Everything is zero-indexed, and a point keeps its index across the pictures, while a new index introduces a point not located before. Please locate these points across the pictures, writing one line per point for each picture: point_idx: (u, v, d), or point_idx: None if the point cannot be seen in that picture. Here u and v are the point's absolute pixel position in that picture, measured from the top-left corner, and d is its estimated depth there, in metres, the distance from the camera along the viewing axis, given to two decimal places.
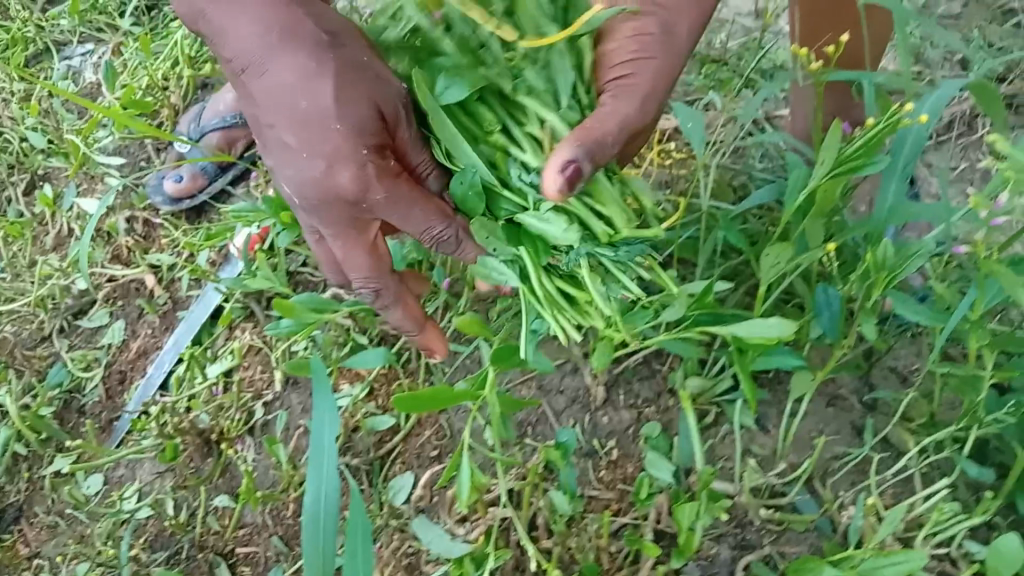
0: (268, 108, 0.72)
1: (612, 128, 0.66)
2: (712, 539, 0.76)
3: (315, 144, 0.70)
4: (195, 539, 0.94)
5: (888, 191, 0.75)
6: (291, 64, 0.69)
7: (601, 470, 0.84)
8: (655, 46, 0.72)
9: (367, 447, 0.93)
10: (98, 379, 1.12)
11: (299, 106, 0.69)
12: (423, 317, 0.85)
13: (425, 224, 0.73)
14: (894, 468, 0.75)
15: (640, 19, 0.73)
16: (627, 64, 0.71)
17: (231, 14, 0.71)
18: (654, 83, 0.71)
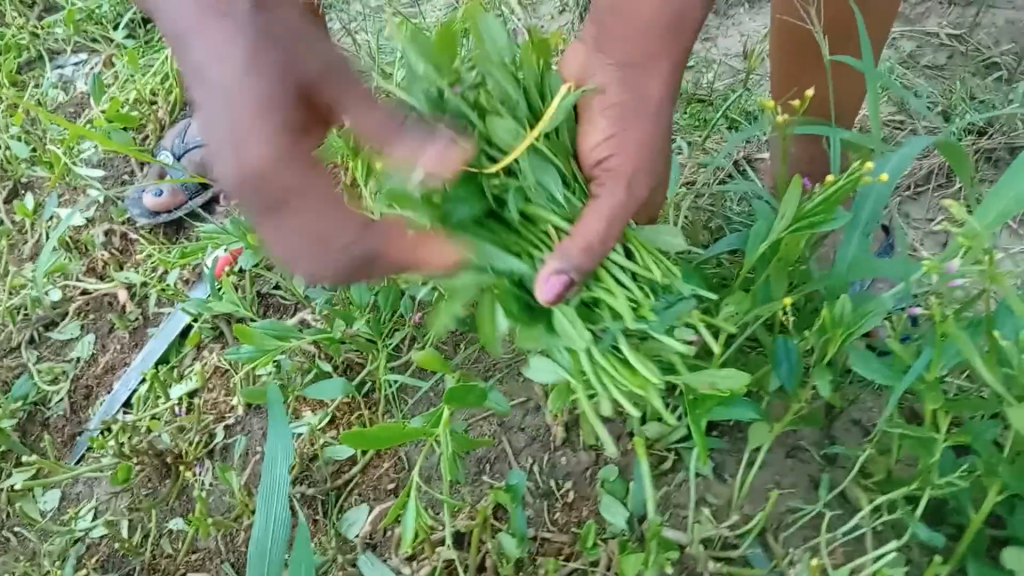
0: (193, 84, 0.61)
1: (602, 222, 0.69)
2: None
3: (230, 121, 0.58)
4: (146, 561, 0.93)
5: (850, 245, 0.75)
6: (216, 34, 0.60)
7: (555, 512, 0.83)
8: (627, 114, 0.72)
9: (324, 476, 0.92)
10: (64, 393, 1.11)
11: (218, 78, 0.59)
12: (363, 269, 0.62)
13: (350, 224, 0.60)
14: (846, 526, 0.74)
15: (612, 87, 0.73)
16: (605, 145, 0.72)
17: None
18: (635, 158, 0.72)
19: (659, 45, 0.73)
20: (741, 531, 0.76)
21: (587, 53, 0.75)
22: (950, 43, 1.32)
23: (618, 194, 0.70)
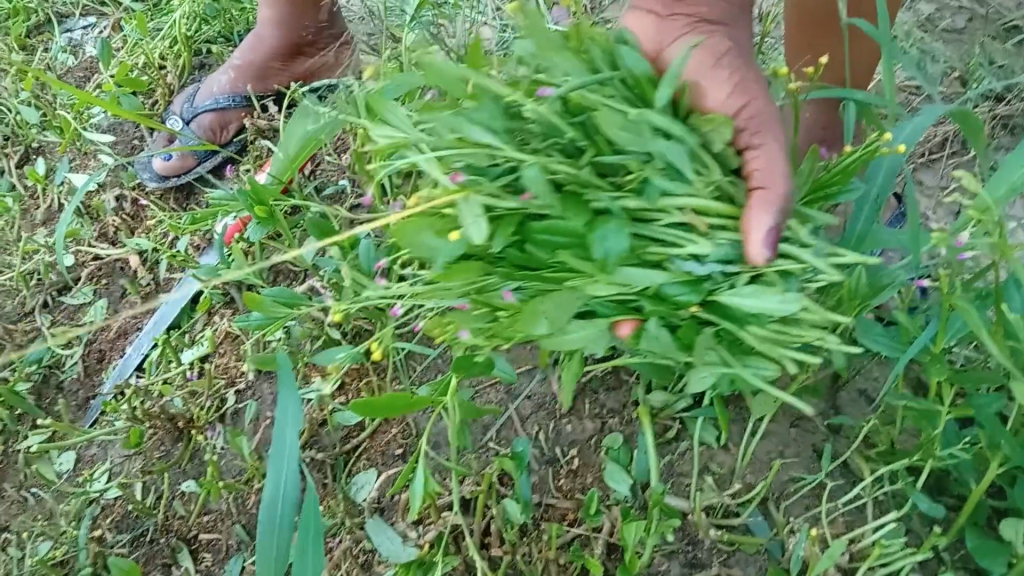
0: None
1: (781, 170, 0.67)
2: (663, 556, 0.77)
3: None
4: (159, 523, 0.95)
5: (858, 218, 0.73)
6: None
7: (560, 479, 0.84)
8: (737, 62, 0.71)
9: (333, 442, 0.93)
10: (78, 356, 1.12)
11: None
12: None
13: None
14: (847, 496, 0.75)
15: (711, 42, 0.71)
16: (736, 94, 0.69)
17: None
18: (766, 101, 0.70)
19: (728, 4, 0.74)
20: (743, 500, 0.77)
21: (658, 22, 0.73)
22: (969, 7, 1.29)
23: (775, 136, 0.69)
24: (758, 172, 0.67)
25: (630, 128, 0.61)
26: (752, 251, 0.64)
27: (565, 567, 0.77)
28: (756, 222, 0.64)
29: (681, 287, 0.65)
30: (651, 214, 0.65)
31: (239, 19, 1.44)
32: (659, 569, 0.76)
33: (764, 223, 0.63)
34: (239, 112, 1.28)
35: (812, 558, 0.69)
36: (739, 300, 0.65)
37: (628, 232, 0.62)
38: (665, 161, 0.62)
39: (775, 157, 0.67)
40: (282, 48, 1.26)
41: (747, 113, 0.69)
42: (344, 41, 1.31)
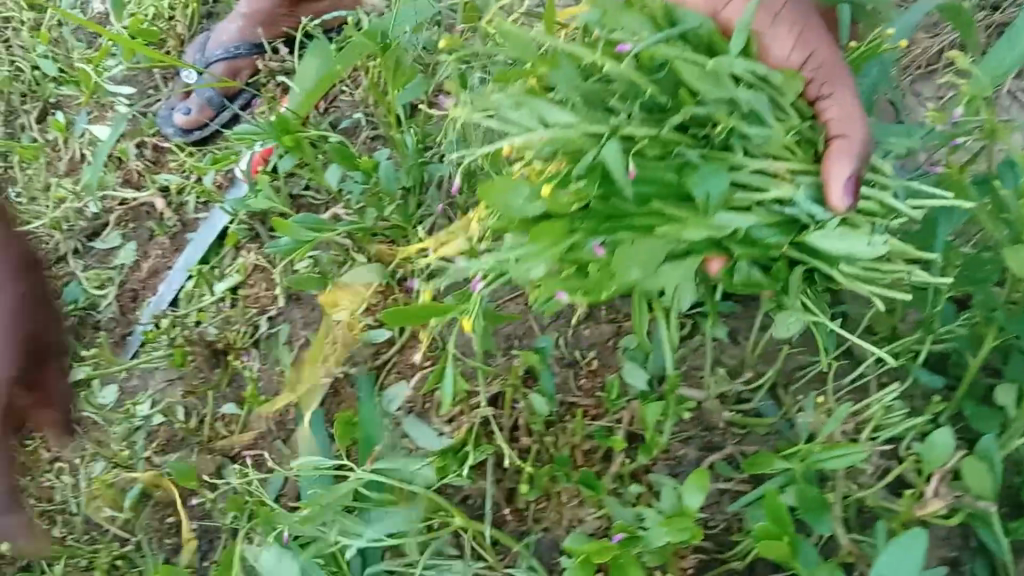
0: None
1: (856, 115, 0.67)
2: (680, 442, 0.83)
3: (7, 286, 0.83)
4: (204, 442, 1.02)
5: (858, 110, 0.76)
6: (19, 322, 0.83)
7: (581, 379, 0.90)
8: (805, 8, 0.71)
9: (365, 357, 0.99)
10: (111, 297, 1.18)
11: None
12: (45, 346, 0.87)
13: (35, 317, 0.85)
14: (851, 375, 0.80)
15: None
16: (800, 45, 0.69)
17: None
18: (834, 49, 0.70)
19: None
20: (754, 386, 0.82)
21: None
22: None
23: (847, 83, 0.69)
24: (834, 119, 0.68)
25: (709, 78, 0.65)
26: (832, 199, 0.66)
27: (590, 454, 0.83)
28: (836, 171, 0.66)
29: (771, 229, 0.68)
30: (738, 162, 0.67)
31: None
32: (677, 453, 0.82)
33: (844, 171, 0.65)
34: (251, 58, 1.30)
35: (819, 428, 0.74)
36: (827, 240, 0.66)
37: (726, 173, 0.64)
38: (749, 108, 0.66)
39: (850, 103, 0.68)
40: None
41: (815, 63, 0.69)
42: None
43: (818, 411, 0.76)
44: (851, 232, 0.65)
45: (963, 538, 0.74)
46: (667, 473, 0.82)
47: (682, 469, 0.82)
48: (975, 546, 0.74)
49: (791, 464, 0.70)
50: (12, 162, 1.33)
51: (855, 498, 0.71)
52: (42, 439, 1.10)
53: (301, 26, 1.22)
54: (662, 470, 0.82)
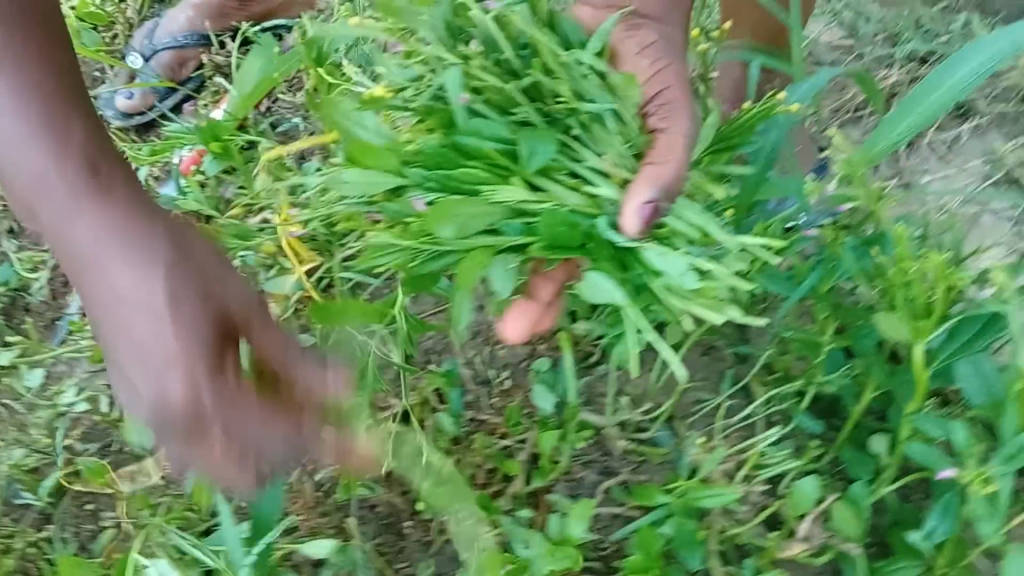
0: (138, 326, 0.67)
1: (675, 153, 0.72)
2: (581, 465, 0.87)
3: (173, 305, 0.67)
4: (126, 434, 1.04)
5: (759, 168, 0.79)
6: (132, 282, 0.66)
7: (493, 398, 0.93)
8: (663, 53, 0.79)
9: None
10: (44, 280, 1.19)
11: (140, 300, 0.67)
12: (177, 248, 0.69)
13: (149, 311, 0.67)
14: (740, 414, 0.85)
15: (642, 30, 0.79)
16: (657, 80, 0.76)
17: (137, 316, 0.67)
18: (682, 91, 0.77)
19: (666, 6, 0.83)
20: (652, 417, 0.87)
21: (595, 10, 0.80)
22: None
23: (682, 122, 0.75)
24: (658, 149, 0.73)
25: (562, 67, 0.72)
26: (627, 222, 0.70)
27: (492, 473, 0.87)
28: (638, 195, 0.70)
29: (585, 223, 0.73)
30: (573, 143, 0.74)
31: None
32: (577, 475, 0.87)
33: (643, 197, 0.69)
34: (197, 50, 1.29)
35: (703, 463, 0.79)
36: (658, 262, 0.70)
37: (554, 143, 0.69)
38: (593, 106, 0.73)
39: (675, 140, 0.73)
40: None
41: (658, 102, 0.76)
42: None
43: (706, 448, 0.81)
44: (671, 250, 0.70)
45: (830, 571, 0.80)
46: (566, 492, 0.86)
47: (581, 490, 0.86)
48: None
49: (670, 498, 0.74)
50: None
51: (730, 532, 0.76)
52: None
53: (247, 27, 1.23)
54: (561, 490, 0.86)
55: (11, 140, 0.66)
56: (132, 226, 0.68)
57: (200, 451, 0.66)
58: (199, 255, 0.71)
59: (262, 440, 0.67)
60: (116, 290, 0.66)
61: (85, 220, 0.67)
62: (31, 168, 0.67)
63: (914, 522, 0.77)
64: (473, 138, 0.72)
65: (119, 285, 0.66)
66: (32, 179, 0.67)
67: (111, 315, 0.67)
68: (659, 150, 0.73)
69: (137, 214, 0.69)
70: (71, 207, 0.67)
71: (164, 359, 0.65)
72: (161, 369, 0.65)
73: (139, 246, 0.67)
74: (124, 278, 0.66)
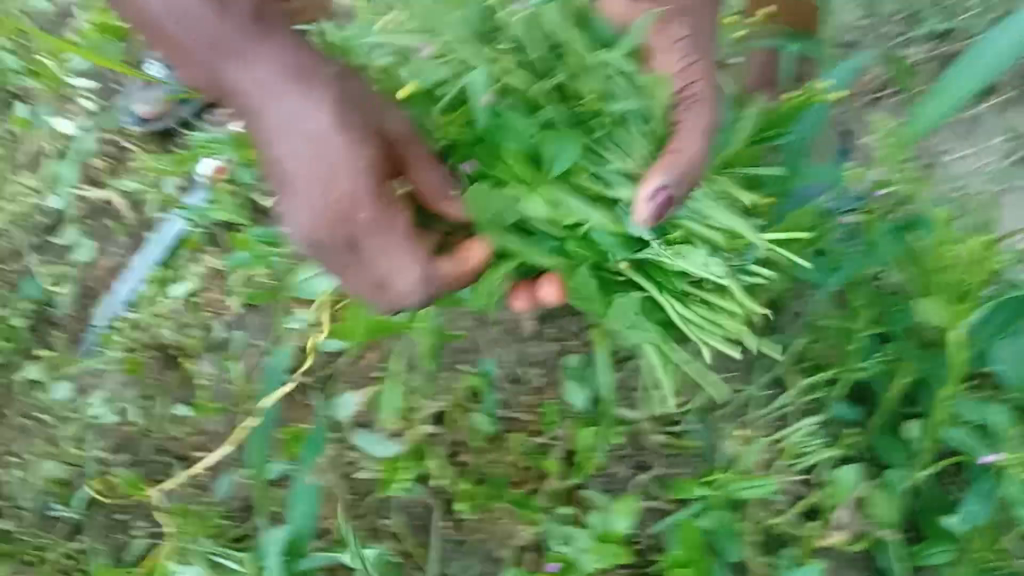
0: (290, 159, 0.62)
1: (697, 144, 0.68)
2: (615, 459, 0.87)
3: (324, 150, 0.62)
4: (157, 443, 1.05)
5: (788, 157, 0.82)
6: (291, 93, 0.63)
7: (523, 396, 0.93)
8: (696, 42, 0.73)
9: (317, 366, 1.01)
10: (69, 293, 1.19)
11: (307, 130, 0.63)
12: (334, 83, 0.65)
13: (296, 104, 0.63)
14: (775, 404, 0.84)
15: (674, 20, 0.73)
16: (683, 74, 0.72)
17: (299, 156, 0.62)
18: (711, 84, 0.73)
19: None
20: (686, 410, 0.86)
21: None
22: None
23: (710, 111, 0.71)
24: (680, 137, 0.69)
25: (590, 69, 0.73)
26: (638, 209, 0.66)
27: (528, 470, 0.87)
28: (651, 181, 0.66)
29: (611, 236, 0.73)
30: (596, 147, 0.74)
31: None
32: (611, 470, 0.87)
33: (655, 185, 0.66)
34: None
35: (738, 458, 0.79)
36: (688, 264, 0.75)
37: (572, 146, 0.72)
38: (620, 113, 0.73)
39: (695, 131, 0.69)
40: None
41: (686, 92, 0.72)
42: None
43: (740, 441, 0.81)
44: (692, 252, 0.75)
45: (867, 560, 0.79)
46: (600, 488, 0.87)
47: (615, 486, 0.87)
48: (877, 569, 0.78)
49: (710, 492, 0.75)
50: None
51: (769, 524, 0.76)
52: None
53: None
54: (596, 486, 0.87)
55: (205, 19, 0.63)
56: (309, 76, 0.64)
57: (377, 254, 0.65)
58: (355, 91, 0.67)
59: (406, 245, 0.66)
60: (284, 140, 0.63)
61: (262, 71, 0.63)
62: (204, 28, 0.63)
63: (952, 507, 0.77)
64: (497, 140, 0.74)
65: (296, 114, 0.63)
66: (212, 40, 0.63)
67: (265, 163, 0.65)
68: (680, 137, 0.69)
69: (304, 62, 0.65)
70: (254, 56, 0.63)
71: (328, 137, 0.62)
72: (320, 165, 0.62)
73: (307, 71, 0.65)
74: (294, 105, 0.63)
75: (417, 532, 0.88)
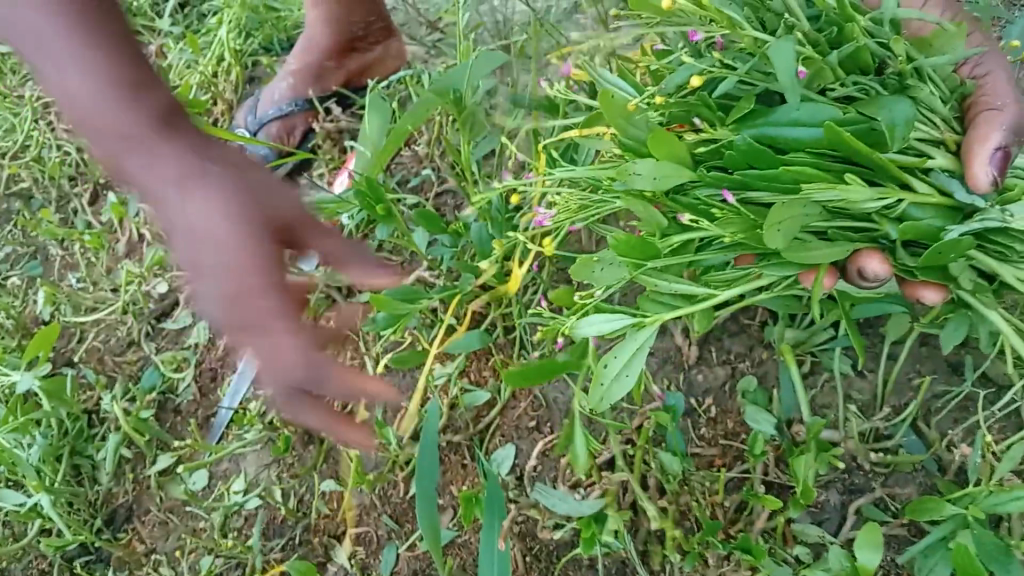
0: (189, 253, 0.58)
1: (1010, 95, 0.71)
2: (821, 486, 0.78)
3: (220, 231, 0.57)
4: (308, 524, 0.99)
5: None
6: (162, 170, 0.59)
7: (701, 428, 0.84)
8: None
9: (466, 422, 0.94)
10: (190, 378, 1.15)
11: (199, 223, 0.57)
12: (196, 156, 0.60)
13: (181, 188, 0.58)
14: (1000, 402, 0.76)
15: None
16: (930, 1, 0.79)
17: (195, 247, 0.57)
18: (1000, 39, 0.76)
19: None
20: (895, 422, 0.78)
21: None
22: None
23: (998, 62, 0.73)
24: (990, 95, 0.71)
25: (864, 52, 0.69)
26: (976, 172, 0.67)
27: (728, 510, 0.79)
28: (987, 139, 0.67)
29: (930, 213, 0.68)
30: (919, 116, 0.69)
31: (277, 28, 1.36)
32: (819, 499, 0.78)
33: (991, 146, 0.66)
34: (303, 116, 1.25)
35: (1001, 442, 0.76)
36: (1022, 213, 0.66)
37: (909, 101, 0.64)
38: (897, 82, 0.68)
39: (1003, 83, 0.72)
40: (336, 46, 1.22)
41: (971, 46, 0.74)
42: (395, 34, 1.25)
43: (986, 452, 0.72)
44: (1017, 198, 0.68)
45: None
46: (810, 521, 0.78)
47: (826, 516, 0.78)
48: None
49: (962, 509, 0.66)
50: (72, 250, 1.30)
51: None
52: (134, 532, 1.07)
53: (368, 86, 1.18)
54: (805, 519, 0.78)
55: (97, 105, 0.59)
56: (203, 170, 0.59)
57: (274, 327, 0.55)
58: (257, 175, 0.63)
59: (343, 259, 0.63)
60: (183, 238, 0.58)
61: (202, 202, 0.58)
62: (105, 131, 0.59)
63: None
64: (795, 131, 0.68)
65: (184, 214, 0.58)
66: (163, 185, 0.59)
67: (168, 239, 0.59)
68: (987, 100, 0.70)
69: (193, 139, 0.61)
70: (155, 161, 0.59)
71: (232, 242, 0.57)
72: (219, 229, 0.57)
73: (203, 169, 0.59)
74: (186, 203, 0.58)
75: None
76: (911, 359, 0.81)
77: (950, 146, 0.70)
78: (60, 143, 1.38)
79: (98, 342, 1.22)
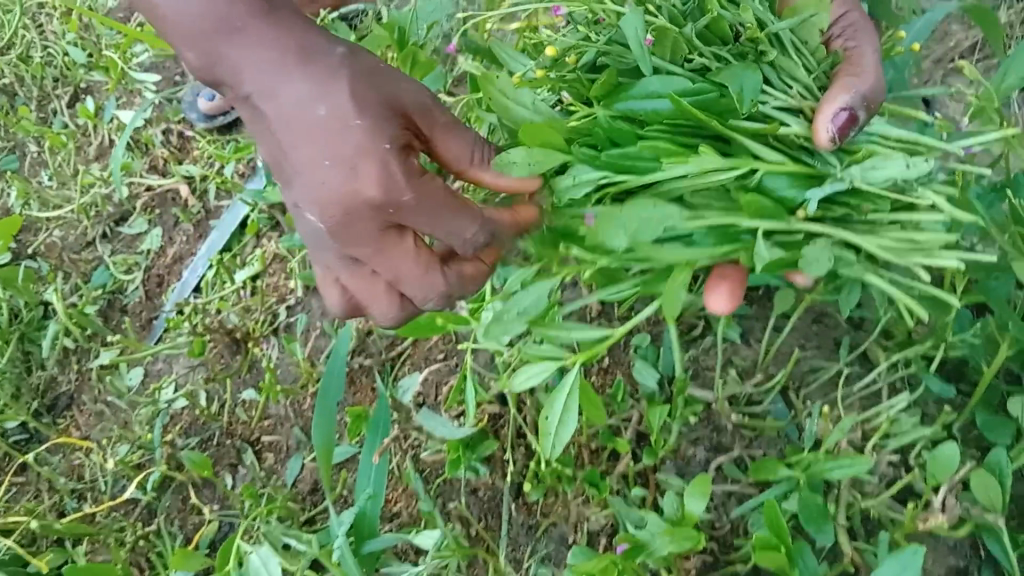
0: None
1: (872, 64, 0.67)
2: (689, 442, 0.83)
3: None
4: (224, 427, 1.04)
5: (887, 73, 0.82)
6: None
7: (592, 375, 0.89)
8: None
9: (379, 349, 0.98)
10: (139, 282, 1.20)
11: None
12: None
13: None
14: (863, 381, 0.80)
15: None
16: None
17: None
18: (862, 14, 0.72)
19: None
20: (765, 389, 0.82)
21: None
22: None
23: (870, 39, 0.70)
24: (856, 63, 0.68)
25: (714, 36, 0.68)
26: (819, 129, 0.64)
27: (597, 453, 0.84)
28: (831, 105, 0.64)
29: (790, 181, 0.66)
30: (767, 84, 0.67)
31: None
32: (686, 453, 0.82)
33: (838, 105, 0.64)
34: None
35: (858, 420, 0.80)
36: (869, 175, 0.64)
37: (755, 70, 0.63)
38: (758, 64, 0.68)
39: (869, 51, 0.68)
40: None
41: (842, 25, 0.72)
42: None
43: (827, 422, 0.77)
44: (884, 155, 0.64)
45: (972, 547, 0.75)
46: (675, 473, 0.82)
47: (691, 470, 0.82)
48: (985, 556, 0.75)
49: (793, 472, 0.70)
50: (45, 148, 1.34)
51: (860, 507, 0.73)
52: (70, 419, 1.13)
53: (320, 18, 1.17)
54: (670, 470, 0.82)
55: None
56: (307, 59, 0.63)
57: None
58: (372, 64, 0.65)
59: None
60: None
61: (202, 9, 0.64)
62: None
63: None
64: (649, 100, 0.67)
65: None
66: (208, 21, 0.64)
67: (336, 214, 0.62)
68: (847, 68, 0.68)
69: None
70: (284, 85, 0.62)
71: None
72: (352, 162, 0.60)
73: None
74: (301, 88, 0.62)
75: (486, 516, 0.85)
76: (793, 334, 0.85)
77: (807, 113, 0.67)
78: (44, 43, 1.41)
79: (57, 237, 1.27)
